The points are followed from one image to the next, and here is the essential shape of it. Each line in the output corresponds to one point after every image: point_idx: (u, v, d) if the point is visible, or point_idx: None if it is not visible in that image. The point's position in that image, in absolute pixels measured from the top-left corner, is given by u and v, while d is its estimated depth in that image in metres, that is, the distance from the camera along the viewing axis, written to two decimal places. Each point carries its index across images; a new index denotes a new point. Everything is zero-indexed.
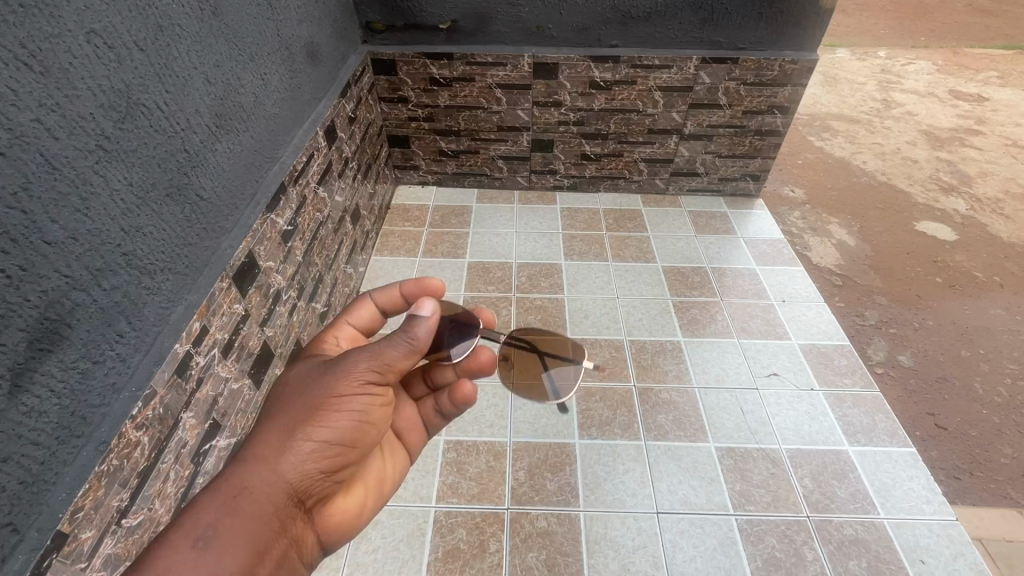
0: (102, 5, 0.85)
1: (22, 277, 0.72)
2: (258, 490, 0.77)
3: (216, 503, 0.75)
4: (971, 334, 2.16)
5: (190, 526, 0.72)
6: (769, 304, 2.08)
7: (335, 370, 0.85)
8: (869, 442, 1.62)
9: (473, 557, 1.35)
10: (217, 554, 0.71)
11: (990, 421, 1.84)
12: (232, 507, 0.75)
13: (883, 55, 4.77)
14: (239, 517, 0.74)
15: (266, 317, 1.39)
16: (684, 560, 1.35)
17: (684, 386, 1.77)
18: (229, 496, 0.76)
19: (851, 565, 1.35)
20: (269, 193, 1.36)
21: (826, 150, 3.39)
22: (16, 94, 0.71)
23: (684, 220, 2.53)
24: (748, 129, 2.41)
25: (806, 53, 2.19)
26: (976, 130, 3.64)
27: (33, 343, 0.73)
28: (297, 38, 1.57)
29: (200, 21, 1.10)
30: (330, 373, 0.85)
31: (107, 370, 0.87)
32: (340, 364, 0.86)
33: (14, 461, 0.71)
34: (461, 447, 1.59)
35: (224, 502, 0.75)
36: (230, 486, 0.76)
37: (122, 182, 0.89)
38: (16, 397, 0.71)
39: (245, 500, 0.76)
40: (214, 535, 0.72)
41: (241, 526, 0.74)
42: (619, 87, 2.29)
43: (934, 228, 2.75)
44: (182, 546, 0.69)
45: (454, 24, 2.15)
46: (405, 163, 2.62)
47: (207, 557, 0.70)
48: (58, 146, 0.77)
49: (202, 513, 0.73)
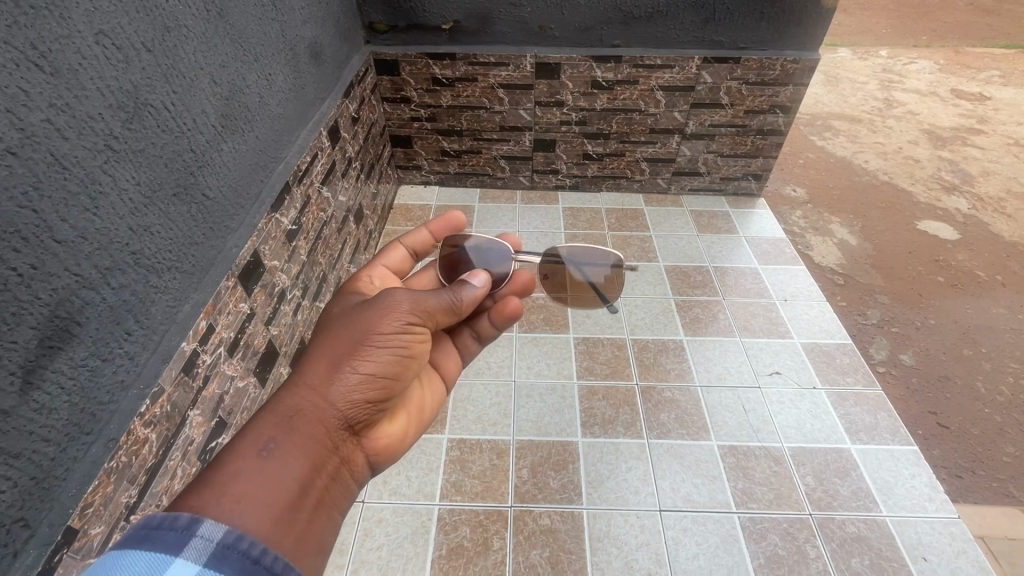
0: (111, 7, 0.86)
1: (33, 275, 0.73)
2: (312, 413, 0.80)
3: (274, 422, 0.77)
4: (974, 333, 2.17)
5: (251, 441, 0.74)
6: (771, 303, 2.08)
7: (378, 307, 0.90)
8: (872, 440, 1.62)
9: (477, 554, 1.35)
10: (280, 465, 0.73)
11: (992, 420, 1.85)
12: (289, 426, 0.77)
13: (885, 55, 4.77)
14: (297, 435, 0.77)
15: (271, 316, 1.40)
16: (687, 558, 1.36)
17: (687, 384, 1.77)
18: (285, 417, 0.78)
19: (854, 563, 1.35)
20: (273, 192, 1.37)
21: (828, 149, 3.40)
22: (27, 95, 0.72)
23: (686, 219, 2.53)
24: (750, 128, 2.42)
25: (807, 53, 2.20)
26: (978, 129, 3.64)
27: (43, 341, 0.74)
28: (301, 39, 1.58)
29: (207, 22, 1.11)
30: (373, 311, 0.90)
31: (116, 368, 0.88)
32: (381, 303, 0.92)
33: (25, 457, 0.72)
34: (464, 445, 1.59)
35: (281, 422, 0.78)
36: (285, 408, 0.79)
37: (130, 182, 0.90)
38: (28, 394, 0.72)
39: (300, 422, 0.79)
40: (276, 448, 0.74)
41: (300, 443, 0.77)
42: (621, 87, 2.30)
43: (935, 227, 2.75)
44: (246, 456, 0.71)
45: (456, 25, 2.15)
46: (407, 163, 2.63)
47: (271, 466, 0.72)
48: (68, 146, 0.78)
49: (262, 431, 0.75)
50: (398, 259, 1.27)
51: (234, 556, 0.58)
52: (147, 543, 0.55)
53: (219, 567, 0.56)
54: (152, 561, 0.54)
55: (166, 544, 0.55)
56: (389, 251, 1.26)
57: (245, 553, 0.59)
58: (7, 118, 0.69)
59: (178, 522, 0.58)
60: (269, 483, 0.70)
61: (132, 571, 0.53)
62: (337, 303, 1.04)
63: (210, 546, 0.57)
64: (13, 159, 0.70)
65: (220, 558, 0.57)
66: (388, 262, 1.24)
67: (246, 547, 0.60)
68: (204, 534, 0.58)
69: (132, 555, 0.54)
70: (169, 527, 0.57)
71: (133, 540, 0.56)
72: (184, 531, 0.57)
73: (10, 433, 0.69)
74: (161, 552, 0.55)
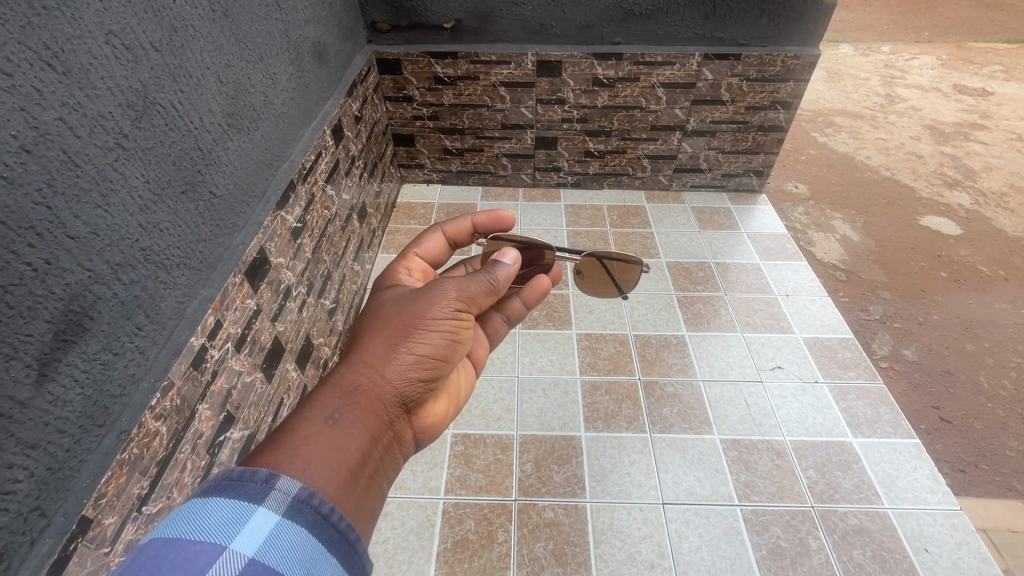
0: (120, 7, 0.88)
1: (48, 269, 0.74)
2: (370, 389, 0.82)
3: (335, 395, 0.79)
4: (976, 328, 2.17)
5: (316, 411, 0.75)
6: (773, 299, 2.09)
7: (427, 294, 0.94)
8: (873, 434, 1.63)
9: (482, 547, 1.37)
10: (345, 433, 0.74)
11: (994, 414, 1.85)
12: (350, 398, 0.79)
13: (887, 51, 4.77)
14: (358, 408, 0.79)
15: (276, 312, 1.42)
16: (690, 550, 1.37)
17: (689, 379, 1.78)
18: (346, 391, 0.80)
19: (855, 555, 1.36)
20: (278, 191, 1.39)
21: (830, 145, 3.40)
22: (40, 95, 0.74)
23: (687, 216, 2.54)
24: (751, 124, 2.42)
25: (808, 49, 2.20)
26: (980, 125, 3.64)
27: (57, 335, 0.75)
28: (304, 39, 1.59)
29: (212, 22, 1.12)
30: (422, 298, 0.94)
31: (127, 361, 0.90)
32: (429, 291, 0.95)
33: (41, 447, 0.74)
34: (468, 440, 1.61)
35: (342, 395, 0.79)
36: (344, 383, 0.81)
37: (140, 179, 0.91)
38: (43, 386, 0.73)
39: (361, 395, 0.80)
40: (340, 417, 0.75)
41: (361, 415, 0.79)
42: (622, 84, 2.30)
43: (938, 223, 2.75)
44: (313, 423, 0.72)
45: (458, 24, 2.17)
46: (410, 162, 2.64)
47: (337, 433, 0.73)
48: (79, 145, 0.80)
49: (325, 401, 0.77)
50: (433, 247, 1.27)
51: (309, 511, 0.59)
52: (230, 492, 0.57)
53: (296, 521, 0.57)
54: (234, 509, 0.55)
55: (247, 494, 0.57)
56: (424, 239, 1.25)
57: (319, 509, 0.60)
58: (21, 117, 0.71)
59: (258, 475, 0.59)
60: (337, 449, 0.71)
61: (217, 518, 0.54)
62: (380, 292, 1.07)
63: (287, 499, 0.58)
64: (27, 157, 0.71)
65: (296, 512, 0.58)
66: (424, 251, 1.25)
67: (320, 504, 0.61)
68: (281, 488, 0.59)
69: (215, 503, 0.56)
70: (249, 479, 0.58)
71: (216, 488, 0.57)
72: (264, 484, 0.58)
73: (26, 423, 0.71)
74: (243, 500, 0.56)
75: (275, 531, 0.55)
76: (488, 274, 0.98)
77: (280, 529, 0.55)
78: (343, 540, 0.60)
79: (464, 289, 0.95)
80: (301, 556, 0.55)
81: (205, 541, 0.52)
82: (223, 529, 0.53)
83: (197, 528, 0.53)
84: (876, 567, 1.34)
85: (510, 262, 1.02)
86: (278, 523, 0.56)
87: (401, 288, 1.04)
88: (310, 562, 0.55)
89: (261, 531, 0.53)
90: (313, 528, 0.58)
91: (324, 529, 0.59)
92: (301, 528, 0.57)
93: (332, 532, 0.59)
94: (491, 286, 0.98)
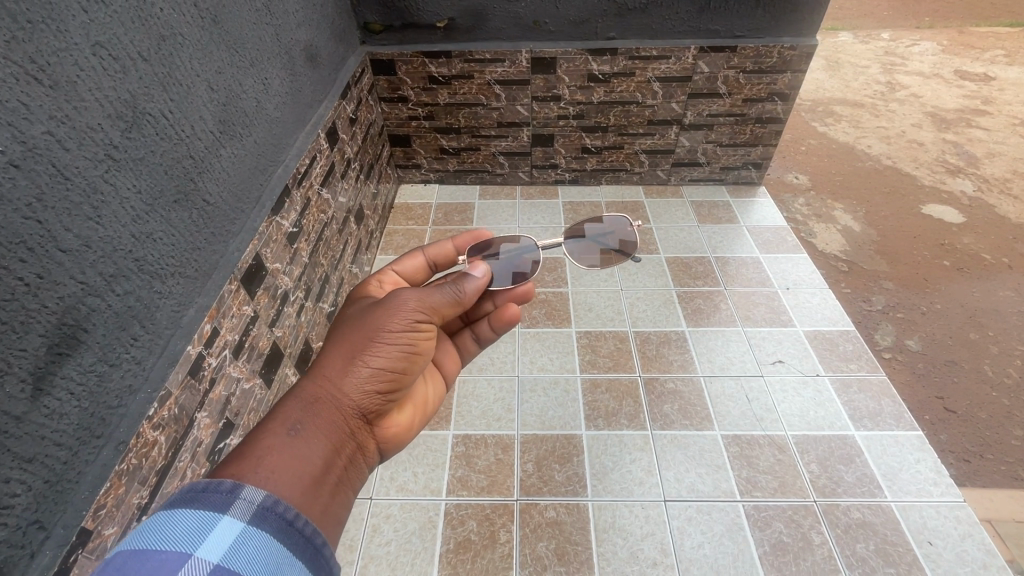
0: (106, 18, 0.87)
1: (40, 284, 0.74)
2: (331, 401, 0.83)
3: (297, 407, 0.80)
4: (980, 317, 2.15)
5: (278, 423, 0.76)
6: (773, 292, 2.08)
7: (388, 305, 0.93)
8: (876, 427, 1.62)
9: (484, 547, 1.37)
10: (306, 444, 0.75)
11: (999, 403, 1.84)
12: (312, 410, 0.80)
13: (887, 37, 4.72)
14: (320, 420, 0.80)
15: (274, 318, 1.42)
16: (692, 546, 1.37)
17: (689, 374, 1.78)
18: (308, 403, 0.81)
19: (858, 548, 1.36)
20: (273, 197, 1.39)
21: (830, 135, 3.37)
22: (27, 109, 0.74)
23: (686, 210, 2.53)
24: (749, 117, 2.41)
25: (805, 39, 2.18)
26: (982, 110, 3.60)
27: (51, 348, 0.75)
28: (296, 42, 1.59)
29: (201, 29, 1.12)
30: (384, 308, 0.93)
31: (124, 372, 0.90)
32: (390, 301, 0.95)
33: (38, 461, 0.74)
34: (470, 441, 1.61)
35: (304, 407, 0.80)
36: (306, 396, 0.82)
37: (131, 191, 0.91)
38: (39, 399, 0.74)
39: (322, 406, 0.82)
40: (302, 429, 0.77)
41: (322, 427, 0.80)
42: (618, 79, 2.29)
43: (941, 211, 2.73)
44: (276, 435, 0.74)
45: (451, 22, 2.15)
46: (407, 162, 2.64)
47: (299, 445, 0.74)
48: (68, 157, 0.80)
49: (287, 413, 0.78)
50: (414, 267, 1.26)
51: (273, 518, 0.60)
52: (194, 503, 0.57)
53: (261, 528, 0.58)
54: (200, 518, 0.55)
55: (213, 505, 0.57)
56: (404, 258, 1.25)
57: (284, 515, 0.61)
58: (8, 131, 0.71)
59: (224, 485, 0.60)
60: (299, 460, 0.72)
61: (182, 528, 0.54)
62: (347, 304, 1.06)
63: (252, 507, 0.59)
64: (16, 172, 0.71)
65: (261, 519, 0.59)
66: (401, 267, 1.24)
67: (285, 510, 0.62)
68: (246, 497, 0.60)
69: (181, 513, 0.56)
70: (215, 490, 0.59)
71: (182, 501, 0.57)
72: (229, 494, 0.59)
73: (22, 438, 0.71)
74: (207, 510, 0.56)
75: (239, 537, 0.55)
76: (456, 286, 1.00)
77: (246, 536, 0.56)
78: (309, 545, 0.60)
79: (426, 300, 0.94)
80: (267, 560, 0.56)
81: (171, 549, 0.52)
82: (189, 537, 0.53)
83: (163, 539, 0.53)
84: (880, 561, 1.33)
85: (480, 273, 1.06)
86: (244, 530, 0.56)
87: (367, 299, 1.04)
88: (276, 566, 0.56)
89: (226, 539, 0.54)
90: (279, 533, 0.59)
91: (289, 534, 0.60)
92: (266, 534, 0.57)
93: (299, 537, 0.60)
94: (456, 296, 0.99)
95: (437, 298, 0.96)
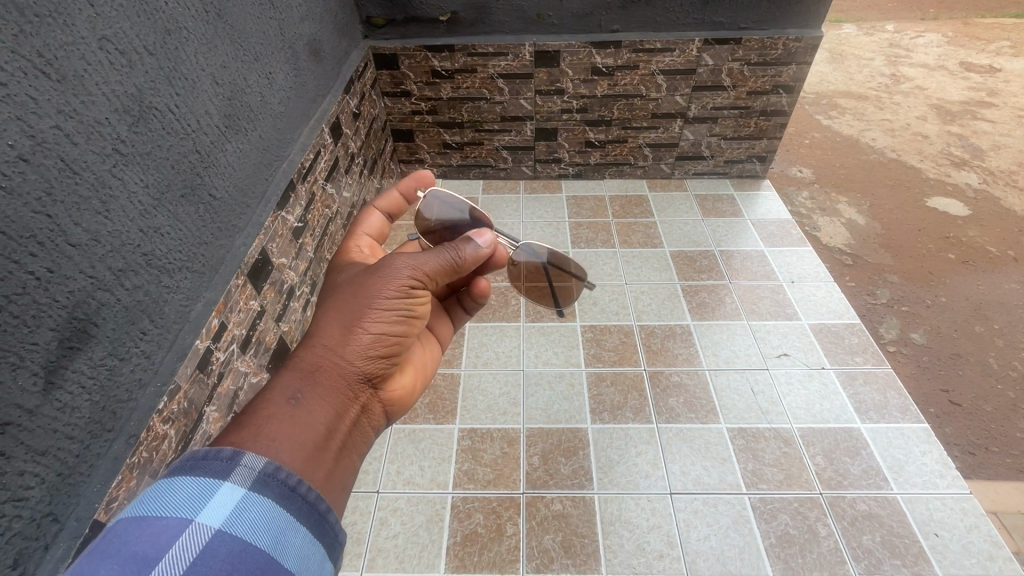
0: (112, 12, 0.87)
1: (50, 278, 0.74)
2: (330, 369, 0.83)
3: (295, 376, 0.79)
4: (986, 309, 2.14)
5: (278, 392, 0.76)
6: (778, 286, 2.08)
7: (378, 273, 0.92)
8: (882, 419, 1.62)
9: (491, 540, 1.38)
10: (308, 411, 0.75)
11: (1004, 396, 1.83)
12: (312, 379, 0.80)
13: (892, 29, 4.68)
14: (320, 388, 0.80)
15: (281, 312, 1.43)
16: (698, 539, 1.38)
17: (695, 368, 1.78)
18: (306, 373, 0.80)
19: (864, 540, 1.36)
20: (278, 191, 1.39)
21: (834, 128, 3.35)
22: (36, 103, 0.74)
23: (691, 204, 2.52)
24: (754, 109, 2.39)
25: (810, 31, 2.16)
26: (988, 102, 3.57)
27: (63, 342, 0.76)
28: (299, 36, 1.58)
29: (206, 23, 1.12)
30: (374, 278, 0.92)
31: (133, 366, 0.90)
32: (380, 269, 0.93)
33: (51, 454, 0.74)
34: (476, 435, 1.62)
35: (302, 376, 0.80)
36: (303, 365, 0.81)
37: (139, 184, 0.91)
38: (51, 393, 0.74)
39: (322, 375, 0.81)
40: (302, 397, 0.76)
41: (324, 395, 0.79)
42: (621, 73, 2.28)
43: (945, 204, 2.72)
44: (275, 403, 0.73)
45: (454, 16, 2.14)
46: (410, 157, 2.64)
47: (301, 412, 0.74)
48: (77, 152, 0.80)
49: (286, 383, 0.78)
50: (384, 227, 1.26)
51: (275, 484, 0.59)
52: (195, 470, 0.57)
53: (263, 494, 0.57)
54: (201, 485, 0.55)
55: (212, 472, 0.57)
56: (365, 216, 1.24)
57: (286, 481, 0.60)
58: (18, 126, 0.71)
59: (223, 453, 0.59)
60: (301, 426, 0.72)
61: (183, 495, 0.54)
62: (337, 274, 1.05)
63: (254, 474, 0.58)
64: (25, 166, 0.71)
65: (263, 486, 0.58)
66: (371, 228, 1.23)
67: (287, 476, 0.61)
68: (247, 463, 0.59)
69: (181, 481, 0.56)
70: (214, 457, 0.58)
71: (181, 469, 0.57)
72: (229, 461, 0.58)
73: (35, 430, 0.71)
74: (208, 477, 0.56)
75: (241, 503, 0.55)
76: (452, 249, 1.00)
77: (247, 503, 0.55)
78: (313, 510, 0.60)
79: (418, 264, 0.94)
80: (269, 527, 0.55)
81: (172, 516, 0.52)
82: (190, 503, 0.53)
83: (164, 506, 0.53)
84: (886, 553, 1.34)
85: (484, 242, 1.05)
86: (245, 496, 0.56)
87: (354, 269, 1.04)
88: (279, 531, 0.56)
89: (227, 505, 0.54)
90: (281, 499, 0.58)
91: (292, 500, 0.59)
92: (268, 501, 0.57)
93: (301, 503, 0.59)
94: (453, 260, 0.99)
95: (432, 264, 0.96)
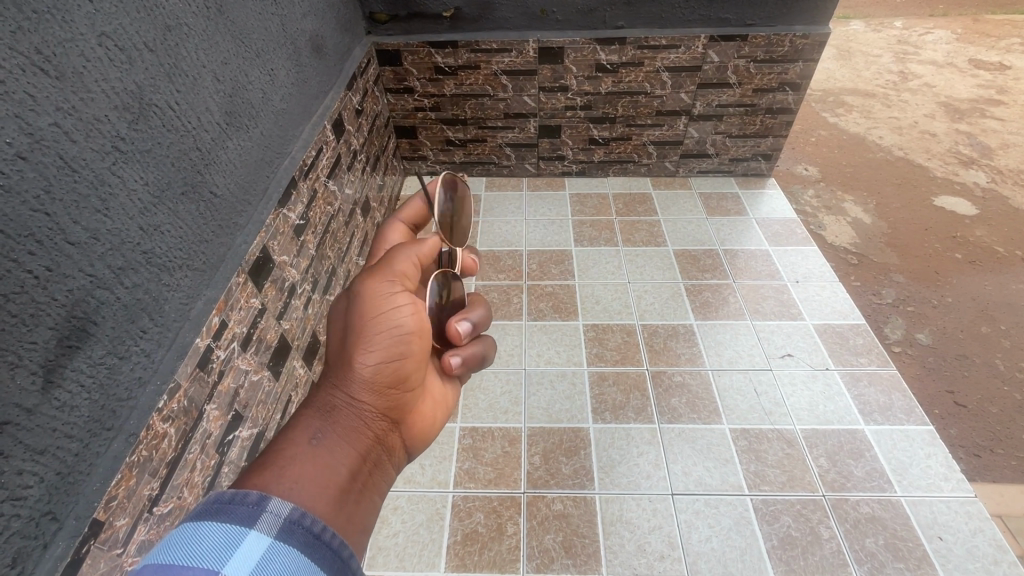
0: (112, 8, 0.86)
1: (49, 277, 0.74)
2: (344, 406, 0.82)
3: (313, 416, 0.79)
4: (993, 310, 2.12)
5: (296, 434, 0.75)
6: (782, 285, 2.06)
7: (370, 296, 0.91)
8: (886, 421, 1.61)
9: (491, 539, 1.38)
10: (327, 452, 0.74)
11: (1011, 398, 1.81)
12: (326, 418, 0.79)
13: (900, 26, 4.64)
14: (337, 426, 0.79)
15: (282, 310, 1.42)
16: (700, 540, 1.37)
17: (698, 368, 1.77)
18: (321, 412, 0.80)
19: (868, 544, 1.35)
20: (279, 188, 1.38)
21: (840, 126, 3.32)
22: (35, 100, 0.73)
23: (694, 203, 2.50)
24: (759, 107, 2.37)
25: (817, 27, 2.14)
26: (997, 100, 3.52)
27: (62, 341, 0.76)
28: (301, 32, 1.57)
29: (207, 19, 1.11)
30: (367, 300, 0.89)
31: (133, 364, 0.90)
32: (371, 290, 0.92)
33: (50, 453, 0.74)
34: (477, 433, 1.61)
35: (319, 415, 0.79)
36: (319, 404, 0.81)
37: (138, 182, 0.91)
38: (50, 392, 0.74)
39: (337, 412, 0.81)
40: (320, 437, 0.76)
41: (340, 434, 0.78)
42: (626, 70, 2.26)
43: (953, 203, 2.69)
44: (296, 446, 0.73)
45: (457, 12, 2.12)
46: (412, 154, 2.63)
47: (320, 453, 0.74)
48: (76, 149, 0.79)
49: (304, 423, 0.77)
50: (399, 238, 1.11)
51: (300, 532, 0.57)
52: (222, 516, 0.54)
53: (288, 543, 0.55)
54: (228, 534, 0.52)
55: (238, 518, 0.55)
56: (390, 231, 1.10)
57: (311, 529, 0.58)
58: (16, 123, 0.70)
59: (249, 498, 0.57)
60: (319, 468, 0.71)
61: (208, 544, 0.51)
62: None
63: (279, 521, 0.56)
64: (24, 164, 0.71)
65: (288, 534, 0.56)
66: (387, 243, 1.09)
67: (312, 523, 0.59)
68: (273, 510, 0.57)
69: (207, 528, 0.53)
70: (240, 502, 0.57)
71: (207, 514, 0.55)
72: (256, 507, 0.57)
73: (33, 429, 0.71)
74: (235, 525, 0.53)
75: (267, 553, 0.52)
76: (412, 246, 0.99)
77: (272, 552, 0.52)
78: (336, 557, 0.57)
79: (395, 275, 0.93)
80: None
81: (198, 565, 0.49)
82: (215, 553, 0.50)
83: (190, 554, 0.50)
84: (889, 555, 1.33)
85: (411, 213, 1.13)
86: (271, 546, 0.53)
87: None
88: None
89: (254, 553, 0.51)
90: (305, 548, 0.56)
91: (317, 548, 0.57)
92: (293, 550, 0.54)
93: (325, 551, 0.57)
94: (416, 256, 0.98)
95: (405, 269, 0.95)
